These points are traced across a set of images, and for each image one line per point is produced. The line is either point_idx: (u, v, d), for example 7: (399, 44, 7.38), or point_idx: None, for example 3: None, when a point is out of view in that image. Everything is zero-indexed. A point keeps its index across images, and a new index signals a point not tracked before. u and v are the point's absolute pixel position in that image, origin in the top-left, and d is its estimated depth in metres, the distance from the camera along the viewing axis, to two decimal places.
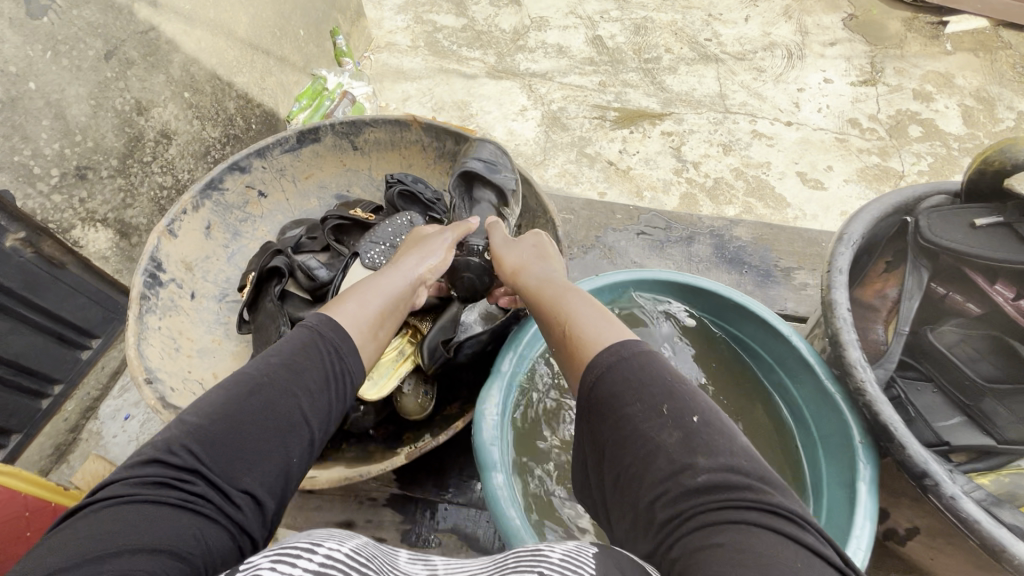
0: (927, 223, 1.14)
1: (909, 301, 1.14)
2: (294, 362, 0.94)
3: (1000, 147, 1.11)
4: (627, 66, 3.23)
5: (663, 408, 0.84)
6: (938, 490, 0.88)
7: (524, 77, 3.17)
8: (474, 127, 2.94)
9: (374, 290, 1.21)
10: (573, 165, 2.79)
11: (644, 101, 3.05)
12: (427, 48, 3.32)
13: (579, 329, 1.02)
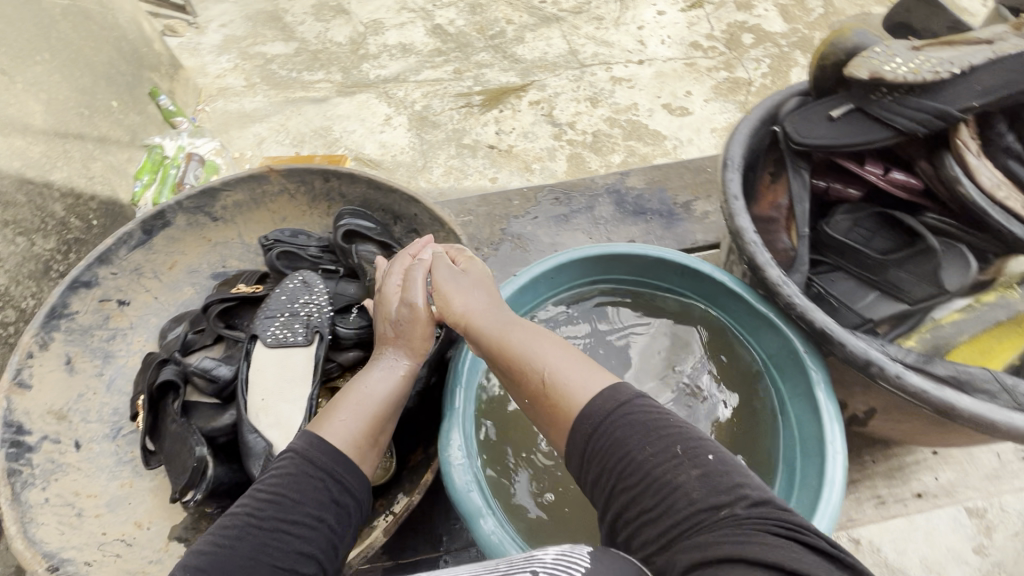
0: (795, 126, 1.21)
1: (802, 201, 1.23)
2: (290, 493, 0.99)
3: (829, 41, 1.19)
4: (475, 47, 3.20)
5: (669, 445, 0.87)
6: (885, 373, 1.00)
7: (377, 86, 3.04)
8: (344, 151, 2.77)
9: (355, 393, 1.20)
10: (456, 159, 2.72)
11: (503, 78, 3.04)
12: (264, 83, 3.08)
13: (557, 376, 1.04)
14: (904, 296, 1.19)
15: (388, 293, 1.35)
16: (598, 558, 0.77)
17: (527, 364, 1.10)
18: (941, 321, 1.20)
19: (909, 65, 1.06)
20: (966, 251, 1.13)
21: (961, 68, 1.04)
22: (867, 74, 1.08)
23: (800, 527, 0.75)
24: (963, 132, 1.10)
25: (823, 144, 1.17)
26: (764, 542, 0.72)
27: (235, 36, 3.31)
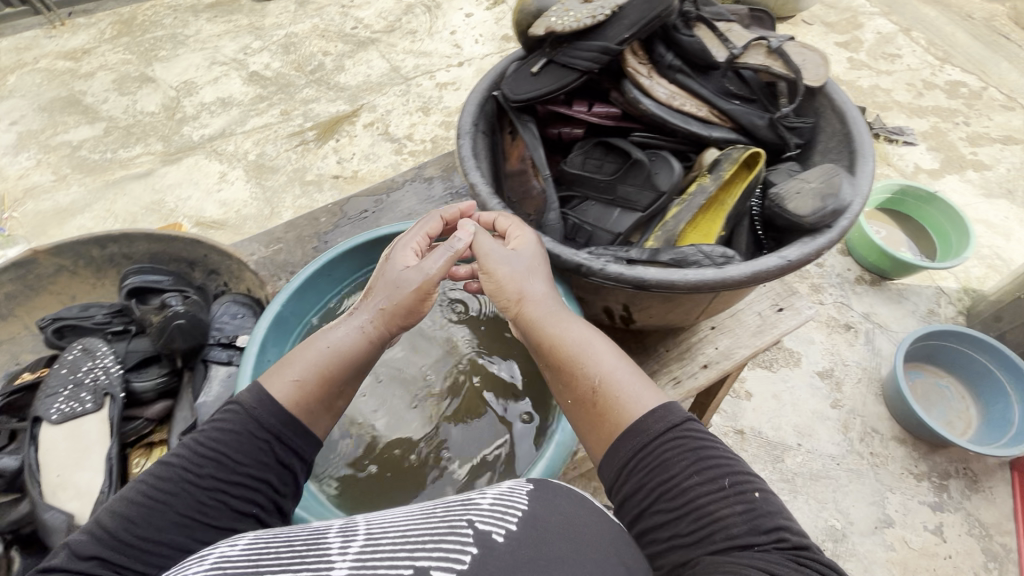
0: (503, 86, 0.97)
1: (537, 150, 0.98)
2: (243, 450, 0.80)
3: None
4: (297, 85, 3.18)
5: (717, 474, 0.70)
6: (590, 269, 0.85)
7: (204, 146, 2.93)
8: (182, 219, 2.65)
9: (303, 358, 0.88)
10: (303, 198, 2.70)
11: (332, 108, 3.05)
12: (78, 172, 2.86)
13: (611, 378, 0.81)
14: (638, 206, 0.93)
15: (391, 262, 0.96)
16: (536, 497, 0.69)
17: (578, 354, 0.84)
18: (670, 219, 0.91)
19: (571, 14, 0.91)
20: (667, 155, 0.93)
21: (609, 8, 0.89)
22: (542, 30, 0.90)
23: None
24: (630, 60, 0.93)
25: (535, 98, 0.94)
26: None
27: (31, 131, 3.05)
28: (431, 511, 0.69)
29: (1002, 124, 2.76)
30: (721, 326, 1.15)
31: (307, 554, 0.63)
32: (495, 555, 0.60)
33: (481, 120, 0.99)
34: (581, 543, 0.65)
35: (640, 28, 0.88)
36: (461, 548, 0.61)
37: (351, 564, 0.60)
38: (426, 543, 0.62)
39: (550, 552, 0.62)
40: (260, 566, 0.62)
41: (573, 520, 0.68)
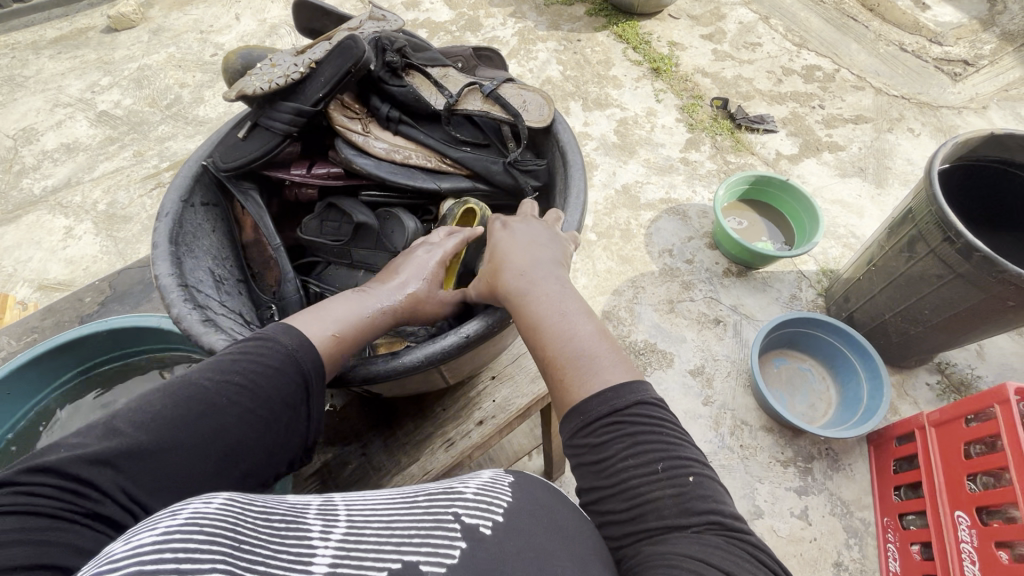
0: (214, 161, 0.97)
1: (263, 222, 1.02)
2: (255, 389, 0.79)
3: (236, 53, 1.06)
4: (152, 122, 2.96)
5: (657, 457, 0.75)
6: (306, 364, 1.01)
7: (47, 199, 2.69)
8: (23, 284, 2.41)
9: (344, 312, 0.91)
10: None
11: (191, 144, 2.86)
12: None
13: (579, 354, 0.84)
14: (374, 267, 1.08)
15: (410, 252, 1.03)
16: (517, 492, 0.72)
17: (538, 330, 0.87)
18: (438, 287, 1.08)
19: (269, 73, 0.93)
20: (397, 214, 1.08)
21: (305, 65, 0.93)
22: (237, 93, 0.92)
23: (760, 566, 0.67)
24: (338, 117, 1.07)
25: (246, 166, 0.94)
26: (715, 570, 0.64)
27: None
28: (416, 502, 0.67)
29: (853, 104, 2.89)
30: (503, 375, 1.22)
31: (287, 535, 0.57)
32: (482, 550, 0.61)
33: (191, 197, 0.95)
34: (550, 536, 0.68)
35: (336, 83, 0.93)
36: (449, 542, 0.61)
37: (333, 555, 0.56)
38: (414, 535, 0.61)
39: (532, 550, 0.64)
40: (238, 535, 0.54)
41: (548, 520, 0.70)
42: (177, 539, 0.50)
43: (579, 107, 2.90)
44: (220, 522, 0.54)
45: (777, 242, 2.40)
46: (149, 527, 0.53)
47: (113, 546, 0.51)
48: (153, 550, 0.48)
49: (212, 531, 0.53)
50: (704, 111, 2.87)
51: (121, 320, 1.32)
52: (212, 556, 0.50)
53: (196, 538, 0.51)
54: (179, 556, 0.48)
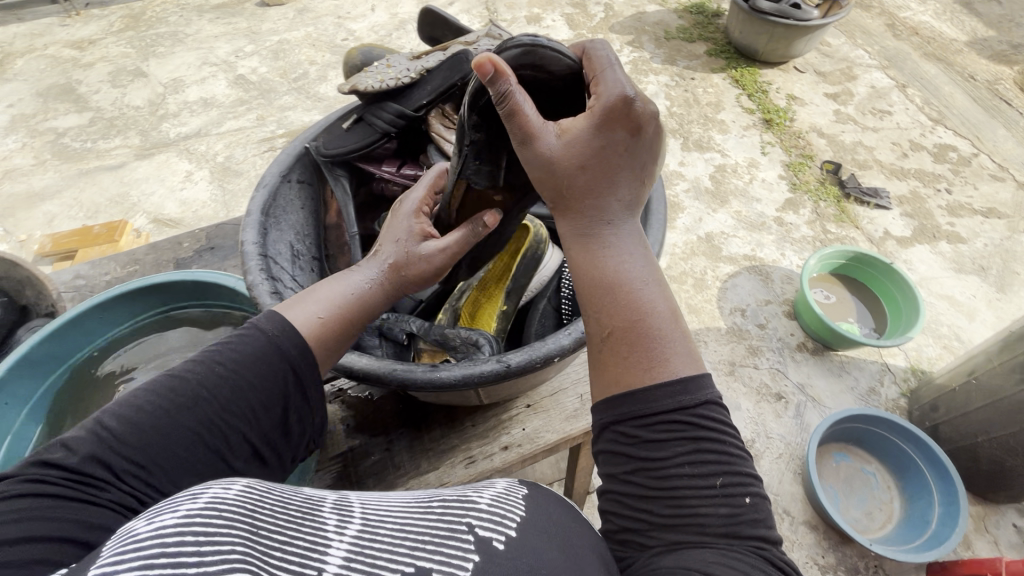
0: (317, 146, 1.06)
1: (347, 208, 1.09)
2: (242, 376, 0.76)
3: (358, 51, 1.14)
4: (278, 92, 3.23)
5: (715, 470, 0.67)
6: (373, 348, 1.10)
7: (177, 144, 3.01)
8: (142, 214, 2.71)
9: (330, 291, 0.87)
10: None
11: (306, 117, 3.09)
12: (56, 158, 2.96)
13: (651, 326, 0.72)
14: None
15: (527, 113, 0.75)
16: (534, 507, 0.66)
17: (617, 295, 0.74)
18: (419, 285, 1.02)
19: (381, 74, 1.02)
20: None
21: (415, 73, 1.01)
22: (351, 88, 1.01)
23: None
24: (436, 123, 1.08)
25: (347, 154, 1.06)
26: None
27: (24, 114, 3.18)
28: (427, 505, 0.62)
29: (987, 196, 2.61)
30: (540, 406, 1.22)
31: (304, 523, 0.54)
32: (498, 565, 0.56)
33: (288, 175, 1.05)
34: (569, 556, 0.62)
35: (439, 92, 1.03)
36: (464, 554, 0.56)
37: (349, 552, 0.52)
38: (427, 542, 0.56)
39: (549, 564, 0.59)
40: (257, 521, 0.51)
41: (567, 535, 0.64)
42: (201, 521, 0.47)
43: (677, 145, 2.83)
44: (240, 507, 0.51)
45: (865, 327, 2.21)
46: (166, 509, 0.49)
47: (133, 524, 0.48)
48: (175, 532, 0.46)
49: (233, 516, 0.50)
50: (811, 173, 2.71)
51: (204, 274, 1.37)
52: (228, 542, 0.47)
53: (218, 521, 0.48)
54: (201, 539, 0.46)
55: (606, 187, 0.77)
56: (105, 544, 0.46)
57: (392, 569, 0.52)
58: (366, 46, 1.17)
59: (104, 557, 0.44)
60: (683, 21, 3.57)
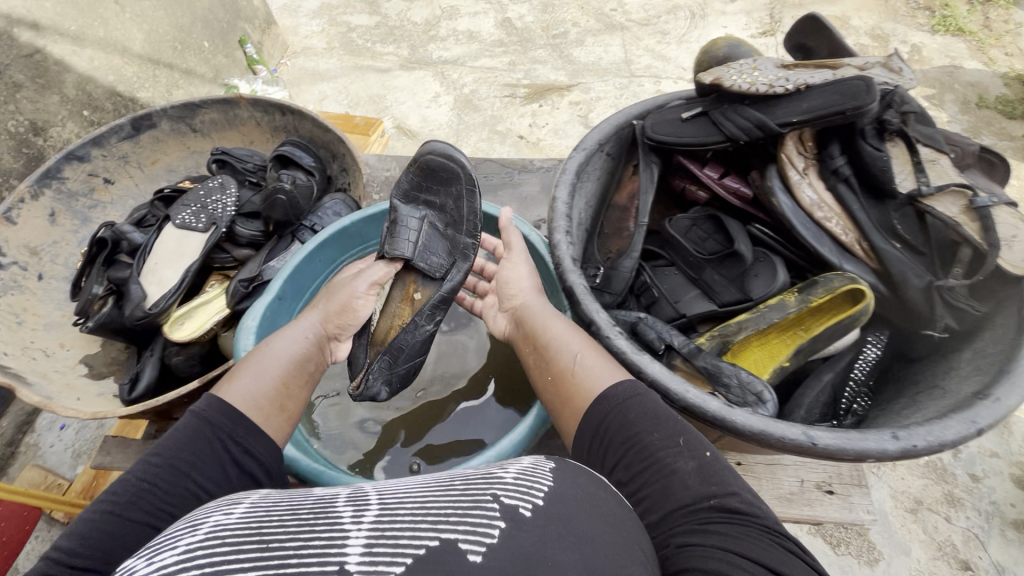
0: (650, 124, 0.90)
1: (646, 195, 0.90)
2: (197, 459, 0.60)
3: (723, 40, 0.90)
4: (535, 44, 3.30)
5: (673, 429, 0.56)
6: None
7: (436, 66, 3.26)
8: (389, 117, 3.01)
9: (264, 357, 0.75)
10: (485, 142, 2.87)
11: (552, 75, 3.13)
12: (342, 48, 3.39)
13: (577, 367, 0.65)
14: (718, 300, 0.85)
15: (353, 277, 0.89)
16: (564, 483, 0.52)
17: (561, 375, 0.66)
18: (384, 331, 0.92)
19: (750, 74, 0.80)
20: (777, 261, 0.82)
21: (794, 83, 0.78)
22: (711, 79, 0.82)
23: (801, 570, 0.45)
24: (790, 146, 0.80)
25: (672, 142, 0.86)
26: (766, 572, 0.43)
27: (331, 5, 3.67)
28: (448, 483, 0.51)
29: None
30: (752, 468, 0.90)
31: (317, 520, 0.46)
32: (529, 534, 0.45)
33: (609, 146, 0.94)
34: (609, 542, 0.46)
35: (816, 116, 0.76)
36: (488, 521, 0.45)
37: (369, 536, 0.43)
38: (448, 512, 0.46)
39: (581, 537, 0.45)
40: (263, 534, 0.44)
41: (603, 508, 0.50)
42: (202, 556, 0.41)
43: None
44: (243, 527, 0.45)
45: None
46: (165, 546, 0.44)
47: (131, 562, 0.43)
48: (175, 570, 0.40)
49: (239, 537, 0.44)
50: None
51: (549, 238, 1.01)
52: (239, 566, 0.41)
53: (220, 548, 0.42)
54: (208, 568, 0.40)
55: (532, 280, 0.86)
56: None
57: (414, 544, 0.43)
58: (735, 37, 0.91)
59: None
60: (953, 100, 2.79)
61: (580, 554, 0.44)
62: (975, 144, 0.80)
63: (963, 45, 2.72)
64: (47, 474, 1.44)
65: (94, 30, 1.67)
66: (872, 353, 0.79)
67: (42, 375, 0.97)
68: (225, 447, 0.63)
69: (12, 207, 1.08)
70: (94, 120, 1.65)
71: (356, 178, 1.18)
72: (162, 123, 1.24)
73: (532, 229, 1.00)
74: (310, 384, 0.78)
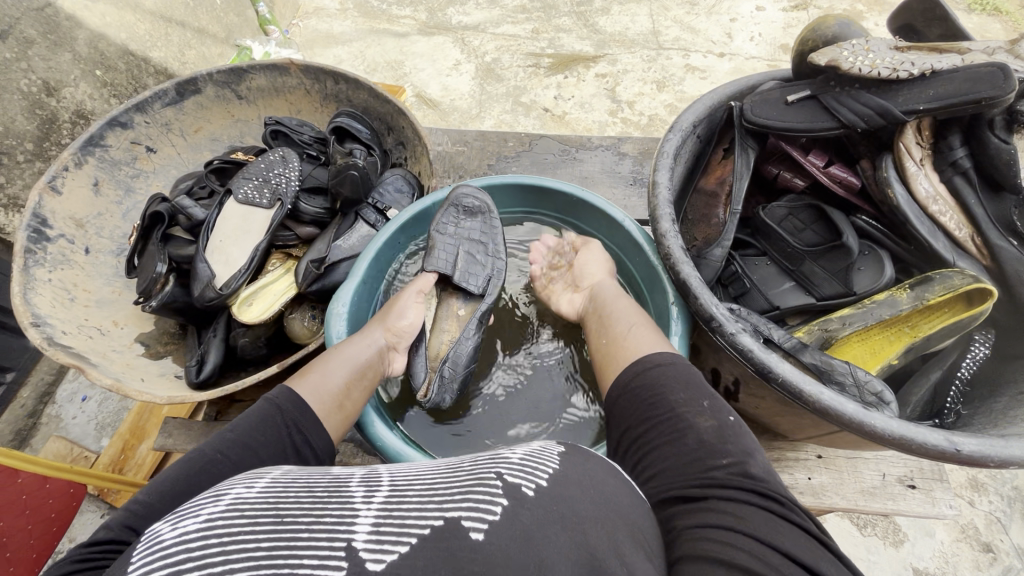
0: (750, 104, 0.85)
1: (742, 181, 0.85)
2: (259, 449, 0.55)
3: (816, 24, 0.83)
4: (559, 11, 2.45)
5: (700, 393, 0.60)
6: None
7: (457, 32, 2.42)
8: (407, 85, 2.30)
9: (338, 358, 0.71)
10: (509, 115, 2.21)
11: (578, 46, 2.34)
12: (356, 10, 2.54)
13: (628, 334, 0.74)
14: (817, 293, 0.83)
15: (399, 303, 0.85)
16: (574, 462, 0.47)
17: (615, 340, 0.74)
18: (438, 347, 0.94)
19: (869, 56, 0.75)
20: (884, 256, 0.80)
21: (921, 68, 0.73)
22: (827, 62, 0.75)
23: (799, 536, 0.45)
24: (908, 135, 0.77)
25: (776, 128, 0.82)
26: (775, 552, 0.43)
27: None
28: (459, 463, 0.47)
29: None
30: (832, 461, 0.90)
31: (329, 497, 0.41)
32: (533, 517, 0.40)
33: (702, 127, 0.89)
34: (614, 531, 0.42)
35: (948, 105, 0.72)
36: (490, 499, 0.40)
37: (377, 515, 0.39)
38: (452, 492, 0.41)
39: (587, 525, 0.41)
40: (280, 507, 0.40)
41: (608, 486, 0.46)
42: (225, 524, 0.38)
43: None
44: (261, 503, 0.41)
45: None
46: (191, 512, 0.40)
47: (159, 526, 0.40)
48: (187, 546, 0.36)
49: (257, 510, 0.39)
50: None
51: (635, 222, 0.90)
52: (253, 538, 0.37)
53: (236, 523, 0.38)
54: (226, 540, 0.37)
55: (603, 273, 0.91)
56: (136, 549, 0.39)
57: (420, 525, 0.38)
58: (835, 18, 0.83)
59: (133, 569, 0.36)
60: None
61: (581, 543, 0.39)
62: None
63: (997, 27, 2.20)
64: (73, 445, 1.36)
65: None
66: (980, 353, 0.77)
67: (102, 355, 0.92)
68: (291, 436, 0.59)
69: (56, 175, 1.02)
70: (109, 81, 1.50)
71: (414, 152, 1.13)
72: (207, 89, 1.16)
73: (623, 215, 0.91)
74: (369, 393, 0.73)
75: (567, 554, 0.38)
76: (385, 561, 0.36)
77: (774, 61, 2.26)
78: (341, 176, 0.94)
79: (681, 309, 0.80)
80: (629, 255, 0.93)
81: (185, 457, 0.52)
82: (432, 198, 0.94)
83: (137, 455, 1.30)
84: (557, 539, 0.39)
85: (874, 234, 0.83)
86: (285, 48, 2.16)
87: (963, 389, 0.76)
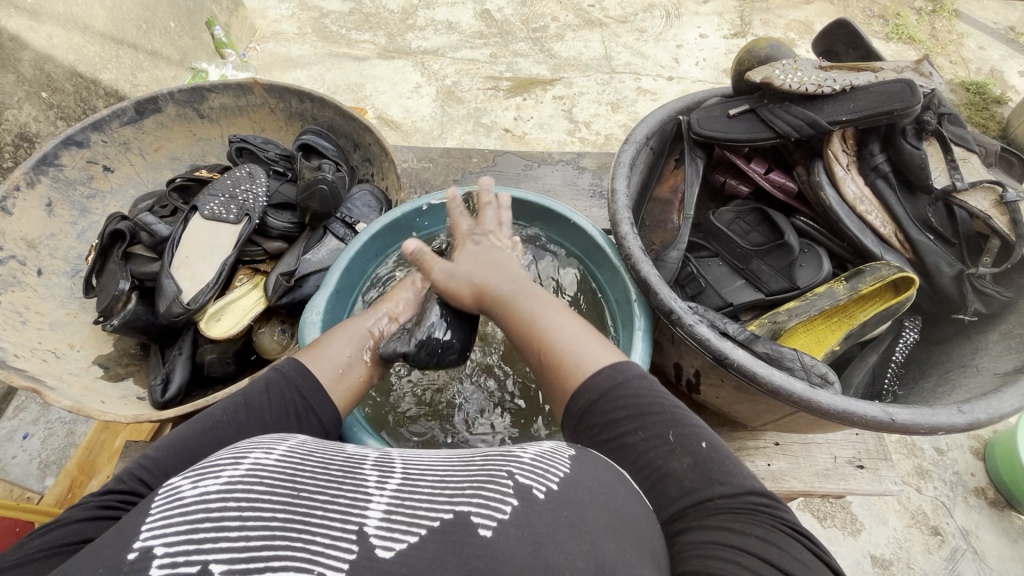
0: (696, 118, 0.92)
1: (693, 188, 0.91)
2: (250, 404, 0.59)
3: (749, 47, 0.91)
4: (516, 36, 2.54)
5: (664, 423, 0.54)
6: None
7: (416, 56, 2.47)
8: (368, 108, 2.32)
9: (343, 335, 0.72)
10: (470, 135, 2.26)
11: (534, 70, 2.43)
12: (315, 35, 2.55)
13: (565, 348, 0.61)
14: (764, 288, 0.89)
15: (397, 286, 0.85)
16: (586, 466, 0.47)
17: (554, 358, 0.61)
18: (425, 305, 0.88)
19: (797, 74, 0.84)
20: (822, 253, 0.87)
21: (841, 84, 0.82)
22: (761, 79, 0.84)
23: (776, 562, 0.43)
24: (835, 144, 0.86)
25: (721, 139, 0.89)
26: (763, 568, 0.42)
27: None
28: (470, 456, 0.47)
29: None
30: (788, 447, 0.96)
31: (345, 477, 0.42)
32: (543, 522, 0.40)
33: (656, 140, 0.96)
34: (614, 525, 0.42)
35: (864, 117, 0.81)
36: (502, 501, 0.41)
37: (390, 502, 0.40)
38: (465, 487, 0.42)
39: (596, 525, 0.41)
40: (296, 480, 0.40)
41: (615, 497, 0.45)
42: (244, 490, 0.38)
43: None
44: (281, 473, 0.41)
45: None
46: (212, 471, 0.41)
47: (178, 482, 0.40)
48: (216, 503, 0.37)
49: (276, 480, 0.40)
50: None
51: (596, 230, 0.94)
52: (270, 507, 0.37)
53: (254, 489, 0.39)
54: (243, 504, 0.37)
55: (502, 268, 0.75)
56: (154, 501, 0.39)
57: (431, 517, 0.39)
58: (768, 41, 0.92)
59: (151, 521, 0.37)
60: (953, 98, 2.30)
61: (588, 544, 0.40)
62: (1000, 147, 0.89)
63: (912, 54, 2.44)
64: (13, 486, 1.27)
65: (51, 2, 1.49)
66: (910, 337, 0.85)
67: (59, 378, 0.89)
68: (296, 403, 0.62)
69: (6, 196, 0.99)
70: (55, 103, 1.46)
71: (382, 168, 1.15)
72: (168, 108, 1.16)
73: (588, 222, 0.96)
74: (373, 370, 0.72)
75: (572, 555, 0.38)
76: (395, 549, 0.37)
77: (717, 85, 2.43)
78: (317, 188, 0.96)
79: (642, 306, 0.84)
80: (595, 261, 0.98)
81: (204, 413, 0.58)
82: (404, 208, 0.97)
83: (86, 490, 1.23)
84: (567, 546, 0.39)
85: (811, 234, 0.91)
86: (242, 71, 2.13)
87: (898, 370, 0.85)
